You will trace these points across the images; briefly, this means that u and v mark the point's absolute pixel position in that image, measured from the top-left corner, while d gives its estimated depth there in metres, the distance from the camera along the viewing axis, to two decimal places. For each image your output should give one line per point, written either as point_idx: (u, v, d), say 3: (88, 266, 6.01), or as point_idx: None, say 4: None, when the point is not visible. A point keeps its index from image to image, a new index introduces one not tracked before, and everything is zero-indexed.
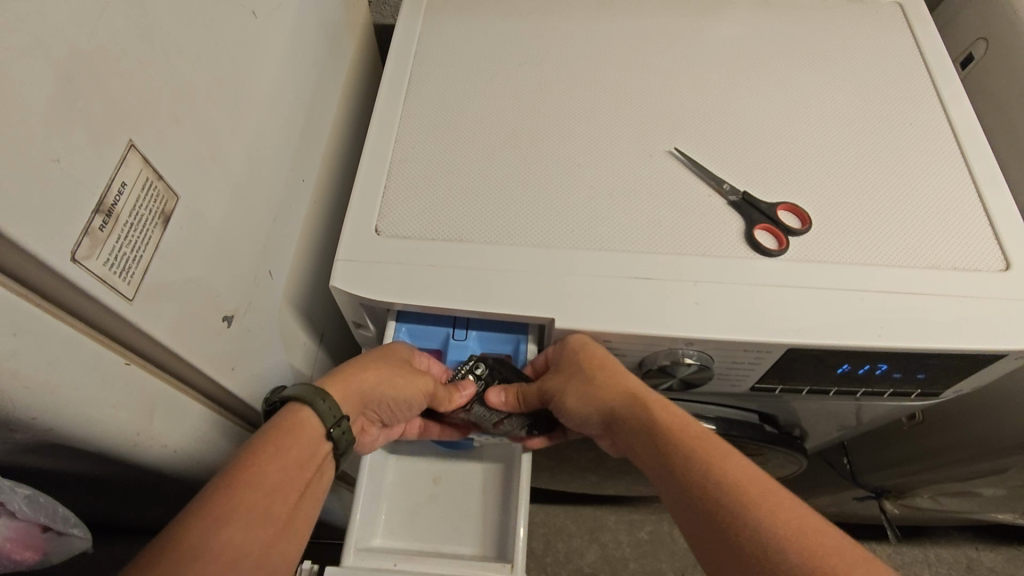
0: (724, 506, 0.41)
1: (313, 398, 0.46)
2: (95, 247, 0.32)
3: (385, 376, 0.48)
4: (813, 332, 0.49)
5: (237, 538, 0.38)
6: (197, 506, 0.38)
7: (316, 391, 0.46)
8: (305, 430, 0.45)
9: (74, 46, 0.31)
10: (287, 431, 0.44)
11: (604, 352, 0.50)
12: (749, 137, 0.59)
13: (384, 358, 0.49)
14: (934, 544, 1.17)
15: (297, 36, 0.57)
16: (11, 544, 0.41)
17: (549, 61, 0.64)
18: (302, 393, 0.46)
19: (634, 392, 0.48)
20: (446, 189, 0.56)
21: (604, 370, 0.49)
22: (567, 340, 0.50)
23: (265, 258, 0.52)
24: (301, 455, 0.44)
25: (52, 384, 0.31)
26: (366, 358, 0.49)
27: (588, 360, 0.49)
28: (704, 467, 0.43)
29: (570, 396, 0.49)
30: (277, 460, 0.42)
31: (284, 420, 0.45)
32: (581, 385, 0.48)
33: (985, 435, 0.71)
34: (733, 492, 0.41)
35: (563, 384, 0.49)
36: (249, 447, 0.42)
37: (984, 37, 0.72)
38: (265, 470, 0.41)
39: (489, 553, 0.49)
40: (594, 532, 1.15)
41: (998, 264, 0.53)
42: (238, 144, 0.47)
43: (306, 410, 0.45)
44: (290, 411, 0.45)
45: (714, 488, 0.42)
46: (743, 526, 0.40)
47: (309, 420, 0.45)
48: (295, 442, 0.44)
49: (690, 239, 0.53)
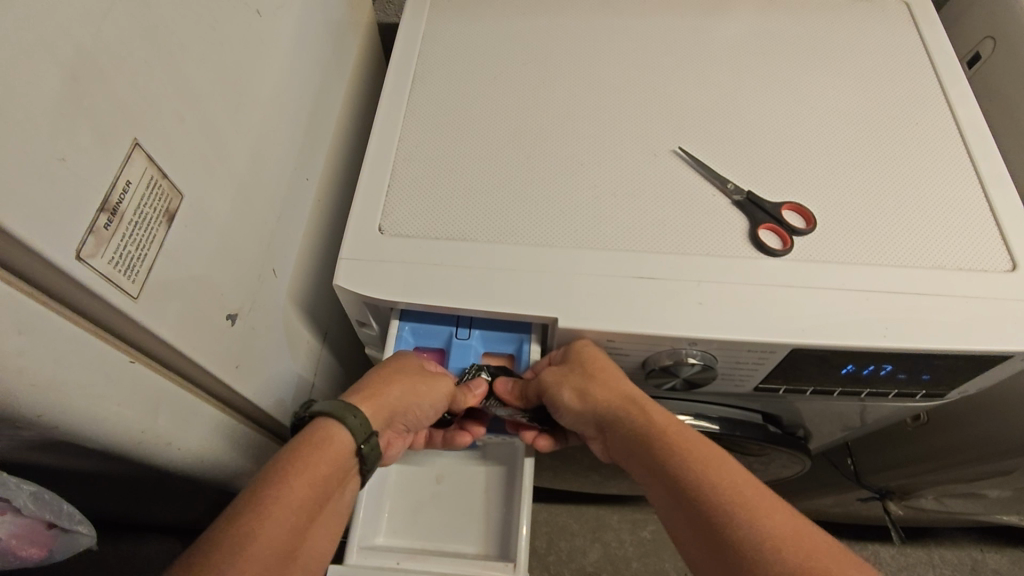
0: (719, 510, 0.41)
1: (341, 412, 0.46)
2: (99, 246, 0.32)
3: (411, 385, 0.48)
4: (818, 332, 0.49)
5: (261, 554, 0.38)
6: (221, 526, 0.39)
7: (346, 407, 0.46)
8: (333, 444, 0.45)
9: (79, 45, 0.31)
10: (314, 445, 0.44)
11: (602, 353, 0.51)
12: (754, 137, 0.59)
13: (403, 367, 0.49)
14: (938, 547, 1.17)
15: (301, 34, 0.57)
16: (16, 541, 0.42)
17: (553, 60, 0.64)
18: (331, 408, 0.46)
19: (628, 393, 0.49)
20: (450, 188, 0.56)
21: (601, 369, 0.49)
22: (576, 344, 0.51)
23: (269, 257, 0.53)
24: (330, 469, 0.44)
25: (58, 382, 0.32)
26: (388, 369, 0.49)
27: (585, 359, 0.50)
28: (700, 470, 0.43)
29: (571, 396, 0.49)
30: (306, 475, 0.42)
31: (313, 437, 0.45)
32: (579, 380, 0.49)
33: (991, 437, 0.71)
34: (726, 495, 0.41)
35: (559, 377, 0.49)
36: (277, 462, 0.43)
37: (991, 36, 0.71)
38: (291, 484, 0.42)
39: (491, 551, 0.50)
40: (597, 532, 1.15)
41: (1004, 265, 0.52)
42: (242, 143, 0.47)
43: (338, 427, 0.46)
44: (319, 427, 0.46)
45: (707, 491, 0.42)
46: (734, 528, 0.40)
47: (340, 434, 0.45)
48: (322, 457, 0.44)
49: (694, 239, 0.53)
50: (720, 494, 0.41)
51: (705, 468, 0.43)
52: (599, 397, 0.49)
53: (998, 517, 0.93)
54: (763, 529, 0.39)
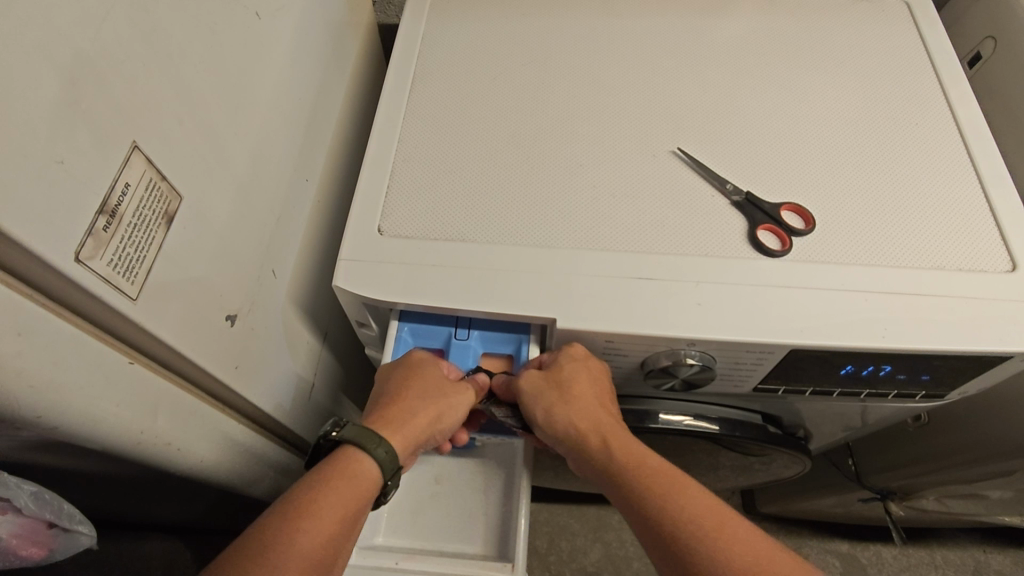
0: (682, 534, 0.43)
1: (369, 443, 0.46)
2: (98, 248, 0.33)
3: (437, 404, 0.48)
4: (817, 333, 0.49)
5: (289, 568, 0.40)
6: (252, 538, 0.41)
7: (376, 440, 0.46)
8: (360, 477, 0.45)
9: (77, 49, 0.31)
10: (342, 476, 0.45)
11: (579, 367, 0.50)
12: (753, 137, 0.59)
13: (426, 386, 0.49)
14: (941, 547, 1.17)
15: (301, 36, 0.57)
16: (18, 540, 0.43)
17: (553, 61, 0.64)
18: (361, 439, 0.46)
19: (593, 416, 0.49)
20: (449, 189, 0.56)
21: (575, 386, 0.49)
22: (562, 356, 0.50)
23: (268, 258, 0.53)
24: (358, 503, 0.44)
25: (57, 383, 0.32)
26: (413, 391, 0.48)
27: (563, 375, 0.49)
28: (664, 496, 0.45)
29: (548, 413, 0.48)
30: (336, 503, 0.43)
31: (341, 470, 0.45)
32: (555, 399, 0.48)
33: (991, 438, 0.71)
34: (691, 521, 0.43)
35: (537, 390, 0.49)
36: (305, 494, 0.43)
37: (992, 35, 0.71)
38: (319, 520, 0.42)
39: (490, 552, 0.50)
40: (597, 532, 1.15)
41: (1003, 265, 0.52)
42: (242, 144, 0.47)
43: (368, 460, 0.46)
44: (347, 459, 0.46)
45: (670, 518, 0.44)
46: (697, 554, 0.42)
47: (369, 467, 0.46)
48: (356, 478, 0.45)
49: (693, 239, 0.53)
50: (683, 520, 0.43)
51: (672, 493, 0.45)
52: (567, 419, 0.49)
53: (999, 518, 0.92)
54: (731, 556, 0.42)
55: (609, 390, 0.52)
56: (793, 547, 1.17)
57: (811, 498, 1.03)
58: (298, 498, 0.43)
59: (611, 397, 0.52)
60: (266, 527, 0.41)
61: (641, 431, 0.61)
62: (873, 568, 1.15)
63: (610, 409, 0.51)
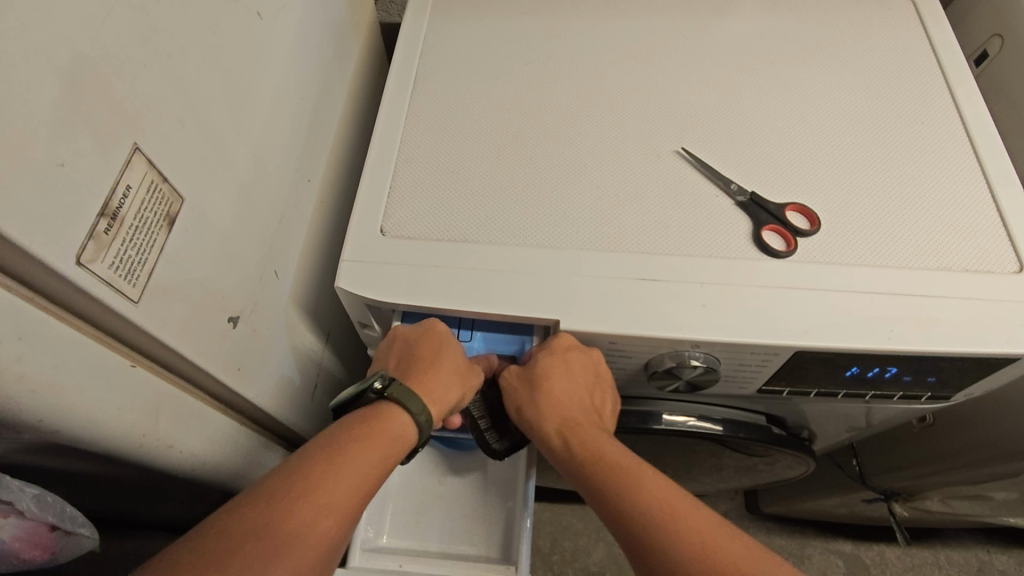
0: (640, 515, 0.41)
1: (413, 407, 0.45)
2: (99, 250, 0.32)
3: (466, 382, 0.49)
4: (822, 335, 0.49)
5: (276, 532, 0.37)
6: (254, 497, 0.38)
7: (414, 399, 0.46)
8: (370, 459, 0.42)
9: (77, 51, 0.31)
10: (366, 448, 0.42)
11: (558, 362, 0.48)
12: (758, 137, 0.59)
13: (457, 363, 0.49)
14: (945, 547, 1.16)
15: (303, 35, 0.57)
16: (21, 543, 0.42)
17: (556, 60, 0.64)
18: (402, 396, 0.46)
19: (565, 409, 0.49)
20: (451, 189, 0.56)
21: (543, 382, 0.48)
22: (547, 350, 0.49)
23: (270, 259, 0.53)
24: (357, 494, 0.41)
25: (57, 388, 0.32)
26: (448, 364, 0.48)
27: (535, 372, 0.49)
28: (625, 481, 0.43)
29: (522, 406, 0.49)
30: (347, 477, 0.40)
31: (376, 433, 0.43)
32: (527, 395, 0.49)
33: (997, 439, 0.70)
34: (650, 509, 0.41)
35: (513, 386, 0.50)
36: (298, 482, 0.39)
37: (999, 34, 0.71)
38: (316, 512, 0.38)
39: (493, 554, 0.50)
40: (600, 532, 1.15)
41: (1010, 267, 0.52)
42: (243, 145, 0.47)
43: (403, 417, 0.45)
44: (387, 420, 0.45)
45: (629, 509, 0.42)
46: (654, 540, 0.40)
47: (407, 431, 0.45)
48: (376, 444, 0.43)
49: (698, 240, 0.53)
50: (642, 510, 0.41)
51: (631, 482, 0.43)
52: (529, 413, 0.49)
53: (1005, 519, 0.91)
54: (692, 544, 0.39)
55: (596, 379, 0.51)
56: (797, 547, 1.17)
57: (814, 498, 1.03)
58: (290, 486, 0.39)
59: (594, 388, 0.51)
60: (248, 519, 0.37)
61: (644, 432, 0.60)
62: (876, 569, 1.15)
63: (587, 401, 0.50)
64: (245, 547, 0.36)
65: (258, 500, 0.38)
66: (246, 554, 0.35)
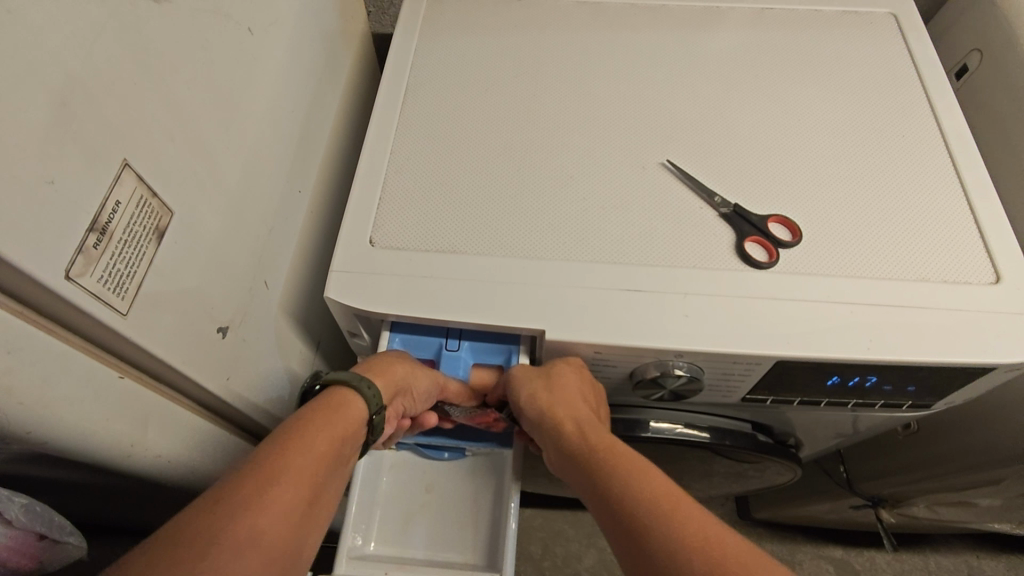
0: (636, 505, 0.41)
1: (357, 381, 0.47)
2: (89, 265, 0.33)
3: (419, 371, 0.50)
4: (804, 345, 0.50)
5: (227, 517, 0.36)
6: (206, 494, 0.37)
7: (359, 377, 0.47)
8: (320, 433, 0.43)
9: (68, 72, 0.32)
10: (317, 418, 0.44)
11: (571, 369, 0.51)
12: (743, 149, 0.60)
13: (409, 356, 0.52)
14: (933, 552, 1.17)
15: (294, 48, 0.57)
16: (10, 553, 0.42)
17: (544, 72, 0.65)
18: (347, 376, 0.47)
19: (578, 409, 0.49)
20: (439, 200, 0.57)
21: (558, 379, 0.50)
22: (567, 362, 0.52)
23: (260, 269, 0.53)
24: (314, 479, 0.41)
25: (44, 400, 0.32)
26: (396, 354, 0.51)
27: (552, 371, 0.51)
28: (622, 473, 0.44)
29: (535, 398, 0.49)
30: (302, 457, 0.41)
31: (327, 409, 0.45)
32: (543, 387, 0.50)
33: (982, 447, 0.71)
34: (648, 504, 0.41)
35: (525, 376, 0.51)
36: (252, 480, 0.38)
37: (978, 48, 0.72)
38: (274, 504, 0.38)
39: (479, 562, 0.50)
40: (591, 537, 1.15)
41: (988, 278, 0.53)
42: (233, 157, 0.48)
43: (353, 394, 0.47)
44: (339, 395, 0.47)
45: (626, 496, 0.42)
46: (650, 526, 0.40)
47: (356, 406, 0.46)
48: (330, 425, 0.44)
49: (682, 251, 0.54)
50: (637, 497, 0.42)
51: (626, 477, 0.43)
52: (541, 409, 0.49)
53: (991, 526, 0.92)
54: (686, 530, 0.39)
55: (594, 396, 0.52)
56: (788, 552, 1.18)
57: (804, 504, 1.04)
58: (243, 482, 0.38)
59: (596, 404, 0.52)
60: (201, 512, 0.36)
61: (631, 439, 0.61)
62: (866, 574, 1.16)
63: (595, 410, 0.51)
64: (195, 539, 0.34)
65: (213, 493, 0.37)
66: (206, 555, 0.34)
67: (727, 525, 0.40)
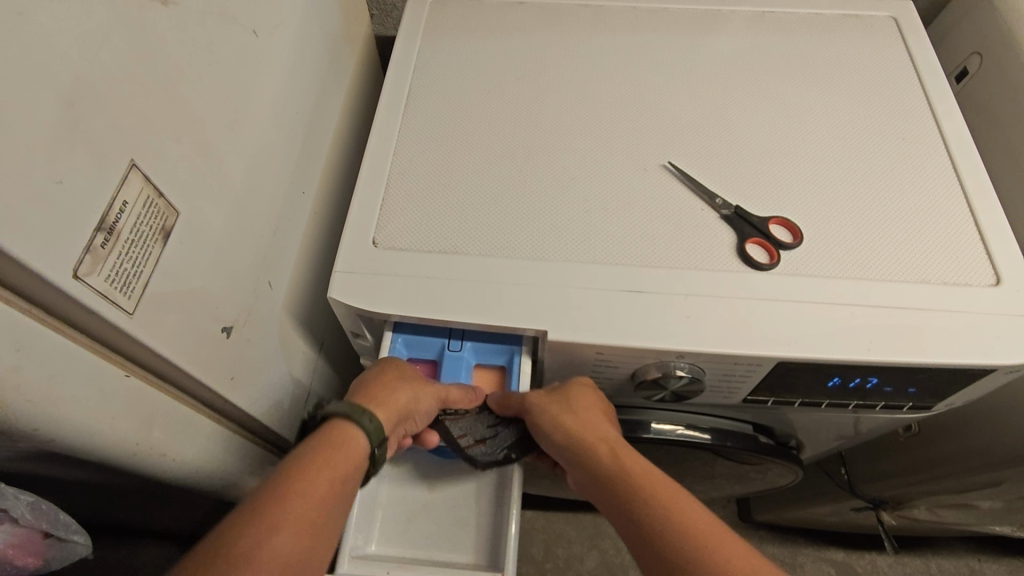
0: (671, 535, 0.43)
1: (357, 414, 0.46)
2: (96, 264, 0.33)
3: (420, 391, 0.49)
4: (805, 347, 0.50)
5: (241, 557, 0.38)
6: (222, 531, 0.39)
7: (359, 410, 0.46)
8: (332, 465, 0.43)
9: (77, 73, 0.32)
10: (326, 452, 0.44)
11: (587, 392, 0.53)
12: (745, 152, 0.60)
13: (409, 374, 0.50)
14: (935, 555, 1.17)
15: (298, 50, 0.58)
16: (14, 551, 0.43)
17: (546, 74, 0.65)
18: (346, 411, 0.46)
19: (600, 434, 0.50)
20: (442, 201, 0.57)
21: (573, 399, 0.52)
22: (579, 384, 0.53)
23: (264, 269, 0.54)
24: (325, 511, 0.42)
25: (52, 397, 0.32)
26: (395, 374, 0.50)
27: (568, 395, 0.52)
28: (654, 500, 0.45)
29: (557, 423, 0.50)
30: (314, 491, 0.42)
31: (332, 443, 0.45)
32: (565, 412, 0.50)
33: (983, 449, 0.71)
34: (684, 533, 0.43)
35: (543, 401, 0.51)
36: (260, 524, 0.39)
37: (978, 51, 0.72)
38: (285, 541, 0.39)
39: (481, 561, 0.51)
40: (593, 539, 1.15)
41: (988, 280, 0.53)
42: (238, 158, 0.48)
43: (353, 427, 0.46)
44: (338, 429, 0.46)
45: (661, 525, 0.44)
46: (688, 555, 0.42)
47: (357, 440, 0.45)
48: (338, 457, 0.44)
49: (684, 253, 0.54)
50: (671, 527, 0.44)
51: (658, 504, 0.45)
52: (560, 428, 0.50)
53: (992, 528, 0.92)
54: (720, 559, 0.42)
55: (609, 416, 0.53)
56: (789, 555, 1.18)
57: (805, 507, 1.04)
58: (256, 519, 0.39)
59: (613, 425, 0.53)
60: (216, 552, 0.38)
61: (633, 441, 0.61)
62: None
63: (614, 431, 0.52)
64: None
65: (228, 532, 0.39)
66: None
67: (749, 549, 0.43)
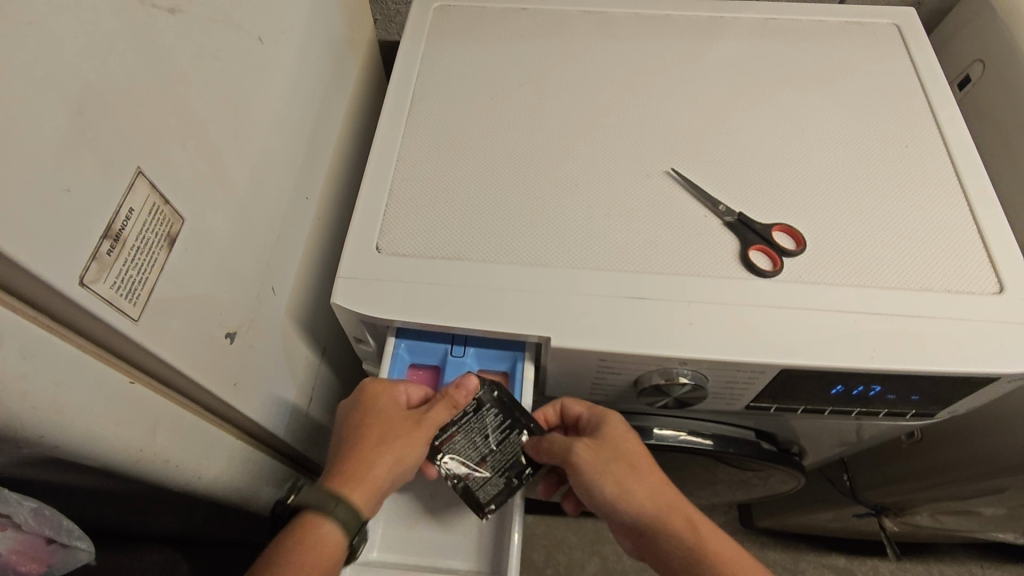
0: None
1: (329, 508, 0.46)
2: (102, 271, 0.33)
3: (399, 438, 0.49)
4: (809, 354, 0.50)
5: None
6: None
7: (330, 500, 0.47)
8: (310, 562, 0.45)
9: (85, 81, 0.32)
10: (303, 552, 0.46)
11: (623, 432, 0.52)
12: (748, 159, 0.60)
13: (388, 430, 0.49)
14: (937, 562, 1.16)
15: (303, 56, 0.58)
16: (17, 556, 0.43)
17: (550, 81, 0.66)
18: (317, 501, 0.47)
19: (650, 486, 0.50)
20: (445, 207, 0.57)
21: (614, 448, 0.51)
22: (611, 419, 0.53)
23: (268, 275, 0.54)
24: None
25: (58, 405, 0.32)
26: (376, 436, 0.49)
27: (612, 441, 0.51)
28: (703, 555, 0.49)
29: (611, 481, 0.50)
30: None
31: (308, 540, 0.46)
32: (618, 469, 0.50)
33: (985, 457, 0.71)
34: None
35: (594, 456, 0.50)
36: None
37: (981, 59, 0.72)
38: None
39: (484, 568, 0.51)
40: (594, 545, 1.15)
41: (992, 288, 0.53)
42: (242, 165, 0.48)
43: (325, 519, 0.47)
44: (313, 521, 0.47)
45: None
46: None
47: (332, 532, 0.46)
48: (313, 554, 0.46)
49: (687, 260, 0.54)
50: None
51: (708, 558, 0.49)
52: (608, 484, 0.50)
53: (995, 535, 0.92)
54: None
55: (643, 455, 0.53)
56: (791, 561, 1.17)
57: (808, 513, 1.04)
58: None
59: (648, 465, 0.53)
60: None
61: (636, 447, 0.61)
62: None
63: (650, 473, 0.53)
64: None
65: None
66: None
67: None
